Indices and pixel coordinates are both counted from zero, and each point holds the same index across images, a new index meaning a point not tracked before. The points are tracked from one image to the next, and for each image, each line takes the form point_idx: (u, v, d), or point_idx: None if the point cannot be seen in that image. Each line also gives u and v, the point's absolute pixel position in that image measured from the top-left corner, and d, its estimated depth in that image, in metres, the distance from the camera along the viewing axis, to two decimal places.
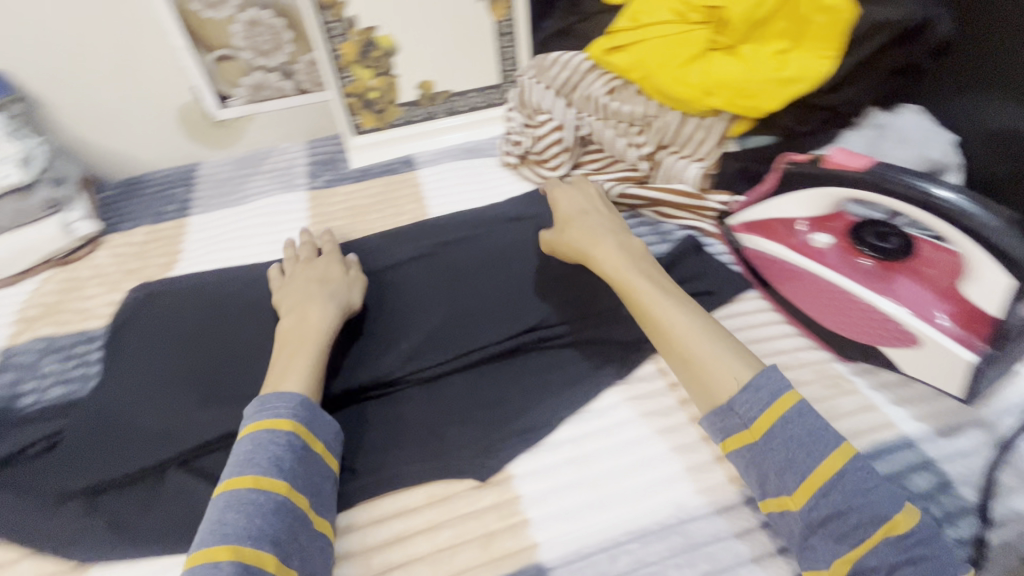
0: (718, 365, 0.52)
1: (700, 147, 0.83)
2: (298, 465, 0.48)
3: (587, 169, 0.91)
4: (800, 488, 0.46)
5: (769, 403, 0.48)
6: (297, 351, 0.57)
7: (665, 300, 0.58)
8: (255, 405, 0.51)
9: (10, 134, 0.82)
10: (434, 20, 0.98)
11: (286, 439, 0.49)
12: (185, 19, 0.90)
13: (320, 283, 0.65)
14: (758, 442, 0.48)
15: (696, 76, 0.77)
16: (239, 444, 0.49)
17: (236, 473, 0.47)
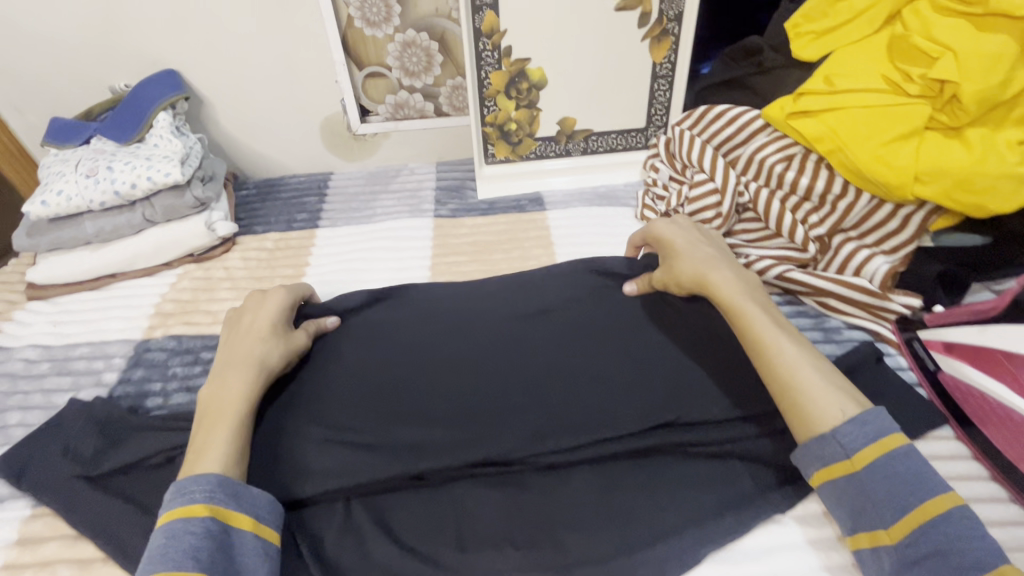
0: (826, 399, 0.50)
1: (889, 239, 0.71)
2: (214, 554, 0.44)
3: (738, 240, 0.81)
4: (898, 523, 0.44)
5: (873, 438, 0.47)
6: (215, 428, 0.51)
7: (776, 330, 0.54)
8: (174, 490, 0.47)
9: (174, 132, 0.85)
10: (590, 57, 0.92)
11: (202, 526, 0.45)
12: (348, 35, 0.91)
13: (253, 343, 0.58)
14: (859, 473, 0.47)
15: (905, 158, 0.65)
16: (154, 533, 0.46)
17: (151, 568, 0.43)
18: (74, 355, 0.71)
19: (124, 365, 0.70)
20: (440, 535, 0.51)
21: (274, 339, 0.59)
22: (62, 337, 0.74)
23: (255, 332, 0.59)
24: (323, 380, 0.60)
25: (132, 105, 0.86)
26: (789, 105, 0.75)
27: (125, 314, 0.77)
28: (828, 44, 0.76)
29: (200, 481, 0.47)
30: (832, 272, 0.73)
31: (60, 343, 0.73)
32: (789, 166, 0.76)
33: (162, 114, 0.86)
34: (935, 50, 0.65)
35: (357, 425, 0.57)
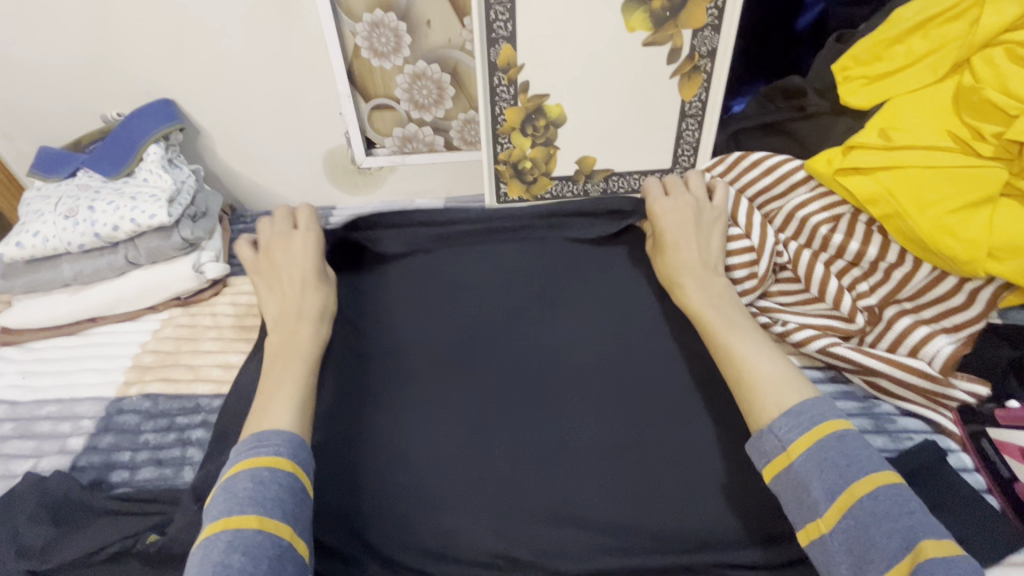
0: (774, 392, 0.54)
1: (951, 315, 0.62)
2: (297, 507, 0.47)
3: (774, 304, 0.71)
4: (832, 507, 0.46)
5: (809, 426, 0.49)
6: (284, 368, 0.59)
7: (733, 330, 0.61)
8: (252, 441, 0.51)
9: (164, 167, 0.80)
10: (613, 93, 0.85)
11: (286, 480, 0.48)
12: (355, 66, 0.85)
13: (303, 291, 0.66)
14: (796, 465, 0.48)
15: (978, 228, 0.57)
16: (232, 479, 0.48)
17: (235, 510, 0.45)
18: (40, 416, 0.65)
19: (93, 429, 0.64)
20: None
21: (321, 288, 0.67)
22: (30, 392, 0.68)
23: (304, 279, 0.67)
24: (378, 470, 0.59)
25: (122, 136, 0.81)
26: (837, 158, 0.66)
27: (101, 367, 0.71)
28: (882, 91, 0.68)
29: (280, 437, 0.51)
30: (883, 348, 0.65)
31: (27, 399, 0.67)
32: (836, 227, 0.67)
33: (153, 147, 0.80)
34: (1014, 107, 0.57)
35: (411, 530, 0.56)
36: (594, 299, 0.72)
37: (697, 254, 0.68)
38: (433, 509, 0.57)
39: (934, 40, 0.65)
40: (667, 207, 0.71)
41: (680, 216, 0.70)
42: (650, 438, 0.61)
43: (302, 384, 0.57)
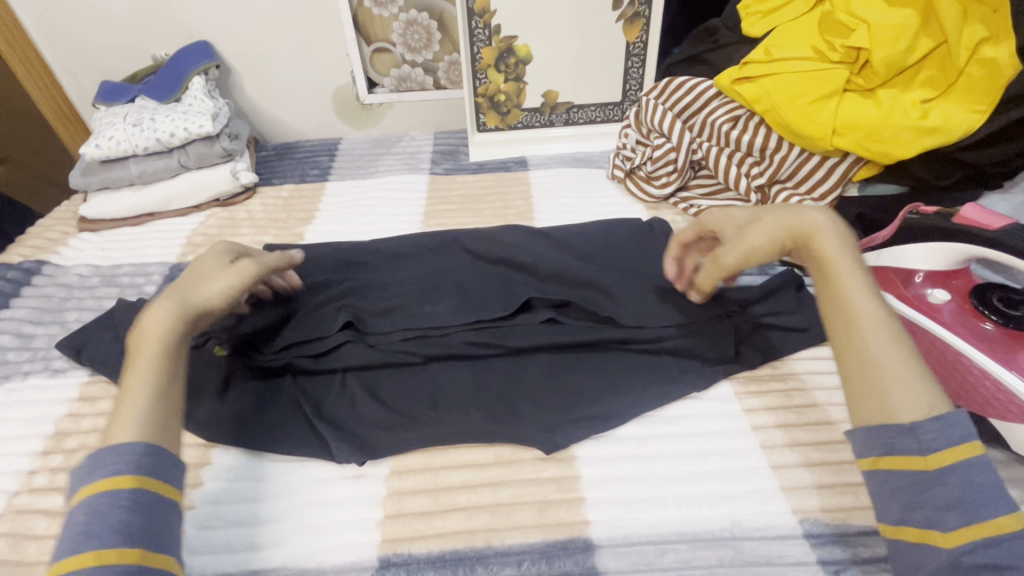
0: (911, 387, 0.44)
1: (818, 187, 0.82)
2: (145, 529, 0.42)
3: (693, 195, 0.93)
4: (956, 531, 0.39)
5: (956, 438, 0.41)
6: (138, 369, 0.48)
7: (871, 300, 0.48)
8: (86, 463, 0.44)
9: (207, 94, 0.99)
10: (571, 35, 1.04)
11: (128, 500, 0.42)
12: (359, 14, 1.04)
13: (200, 276, 0.56)
14: (932, 474, 0.41)
15: (826, 113, 0.77)
16: (72, 509, 0.42)
17: (73, 548, 0.40)
18: (120, 273, 0.84)
19: (162, 280, 0.83)
20: (420, 399, 0.62)
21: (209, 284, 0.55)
22: (109, 259, 0.87)
23: (196, 269, 0.56)
24: (378, 285, 0.72)
25: (172, 69, 1.00)
26: (735, 72, 0.86)
27: (162, 244, 0.90)
28: (772, 22, 0.87)
29: (121, 450, 0.44)
30: None
31: (107, 263, 0.86)
32: (734, 125, 0.87)
33: (197, 78, 0.99)
34: (853, 22, 0.76)
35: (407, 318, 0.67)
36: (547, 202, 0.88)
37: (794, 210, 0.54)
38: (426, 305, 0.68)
39: None
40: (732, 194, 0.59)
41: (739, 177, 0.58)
42: (590, 253, 0.74)
43: (160, 383, 0.48)
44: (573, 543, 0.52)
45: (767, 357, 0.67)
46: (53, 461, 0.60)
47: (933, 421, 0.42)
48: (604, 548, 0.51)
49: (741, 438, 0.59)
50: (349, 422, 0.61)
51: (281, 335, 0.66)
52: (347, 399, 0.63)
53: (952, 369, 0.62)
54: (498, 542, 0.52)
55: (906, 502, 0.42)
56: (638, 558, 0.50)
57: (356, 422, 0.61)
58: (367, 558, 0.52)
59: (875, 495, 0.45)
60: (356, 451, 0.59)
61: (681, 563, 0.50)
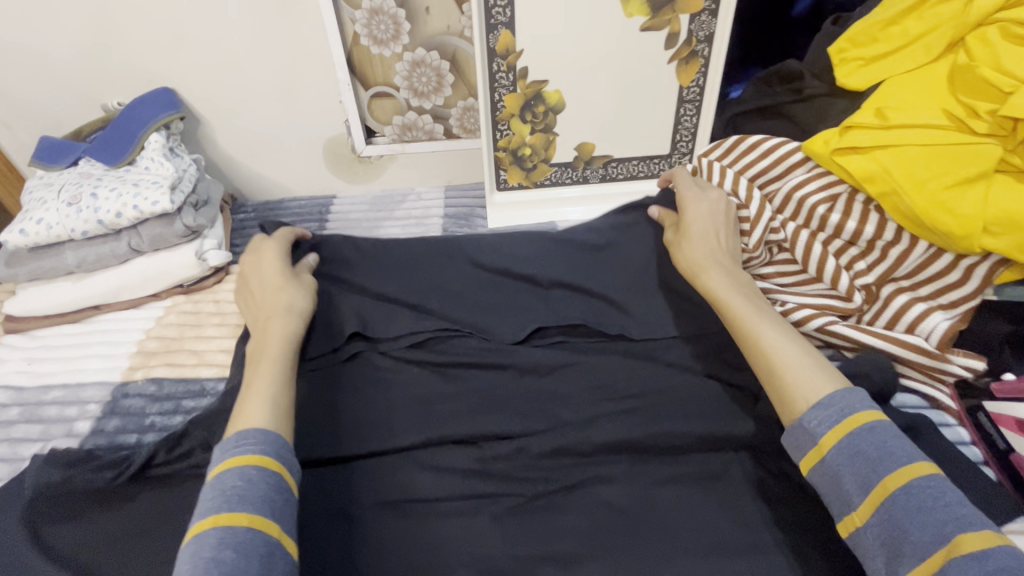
0: (811, 375, 0.50)
1: (949, 293, 0.63)
2: (285, 507, 0.44)
3: (772, 284, 0.73)
4: (864, 502, 0.43)
5: (840, 417, 0.46)
6: (262, 366, 0.55)
7: (763, 320, 0.57)
8: (235, 441, 0.47)
9: (166, 155, 0.80)
10: (612, 79, 0.86)
11: (274, 479, 0.45)
12: (354, 53, 0.85)
13: (281, 293, 0.63)
14: (824, 459, 0.46)
15: (973, 204, 0.58)
16: (220, 475, 0.44)
17: (224, 507, 0.42)
18: (47, 400, 0.66)
19: (99, 413, 0.64)
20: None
21: (291, 285, 0.64)
22: (35, 377, 0.69)
23: (278, 288, 0.64)
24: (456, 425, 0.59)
25: (124, 125, 0.81)
26: (834, 139, 0.67)
27: (106, 352, 0.72)
28: (881, 72, 0.69)
29: (267, 434, 0.48)
30: (880, 326, 0.66)
31: (33, 385, 0.68)
32: (833, 207, 0.68)
33: (154, 136, 0.81)
34: (1007, 83, 0.57)
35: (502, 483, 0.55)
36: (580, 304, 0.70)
37: (717, 241, 0.66)
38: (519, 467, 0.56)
39: (930, 20, 0.65)
40: (697, 194, 0.70)
41: (704, 206, 0.68)
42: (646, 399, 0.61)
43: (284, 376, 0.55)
44: None
45: None
46: None
47: (816, 409, 0.47)
48: None
49: None
50: None
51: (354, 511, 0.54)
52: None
53: None
54: None
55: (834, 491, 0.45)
56: None
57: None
58: None
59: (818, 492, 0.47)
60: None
61: None
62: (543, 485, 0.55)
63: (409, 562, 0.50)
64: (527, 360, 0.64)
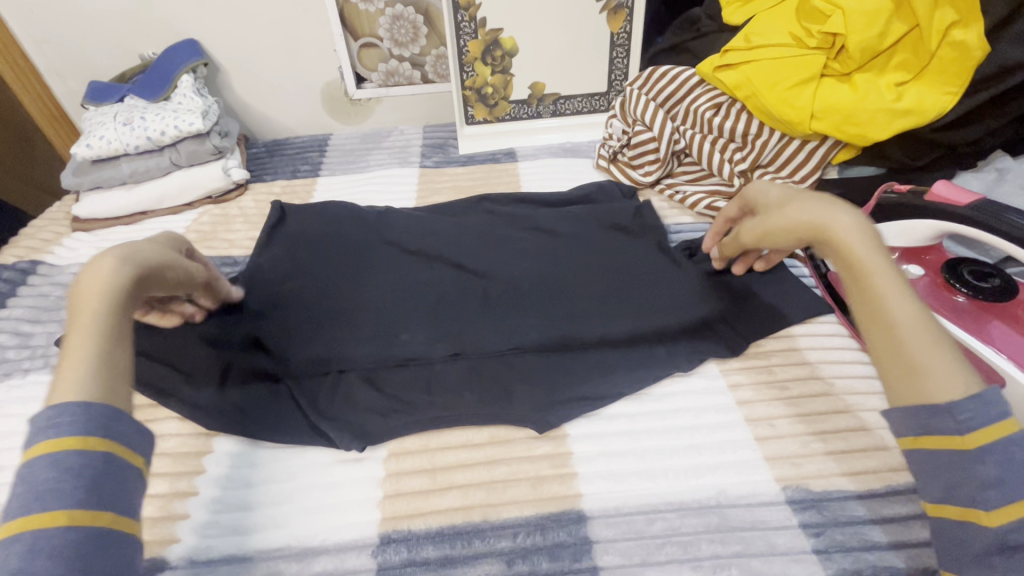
0: (956, 373, 0.44)
1: (798, 171, 0.84)
2: (117, 487, 0.38)
3: (677, 180, 0.95)
4: (1001, 509, 0.40)
5: (991, 414, 0.41)
6: (73, 332, 0.42)
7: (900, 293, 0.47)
8: (50, 415, 0.38)
9: (196, 92, 1.00)
10: (556, 28, 1.06)
11: (90, 460, 0.37)
12: (345, 9, 1.04)
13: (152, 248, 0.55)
14: (970, 453, 0.41)
15: (804, 99, 0.79)
16: (28, 464, 0.37)
17: (32, 508, 0.35)
18: None
19: None
20: (416, 386, 0.64)
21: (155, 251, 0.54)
22: None
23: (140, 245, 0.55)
24: (453, 262, 0.78)
25: (160, 68, 1.01)
26: (716, 60, 0.88)
27: None
28: (753, 9, 0.89)
29: (93, 408, 0.39)
30: None
31: None
32: (717, 112, 0.89)
33: (185, 76, 1.00)
34: (828, 9, 0.78)
35: (492, 294, 0.73)
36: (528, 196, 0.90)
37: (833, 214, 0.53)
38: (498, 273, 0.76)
39: None
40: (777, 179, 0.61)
41: (788, 182, 0.60)
42: None
43: (106, 341, 0.42)
44: (565, 515, 0.53)
45: (750, 336, 0.69)
46: None
47: (971, 399, 0.42)
48: (596, 519, 0.53)
49: (727, 414, 0.61)
50: (346, 411, 0.63)
51: (370, 309, 0.72)
52: (342, 391, 0.64)
53: None
54: (494, 516, 0.54)
55: (952, 481, 0.43)
56: (630, 527, 0.52)
57: (354, 411, 0.62)
58: (368, 536, 0.54)
59: (921, 474, 0.45)
60: (356, 438, 0.60)
61: (669, 530, 0.52)
62: (470, 297, 0.73)
63: (373, 340, 0.68)
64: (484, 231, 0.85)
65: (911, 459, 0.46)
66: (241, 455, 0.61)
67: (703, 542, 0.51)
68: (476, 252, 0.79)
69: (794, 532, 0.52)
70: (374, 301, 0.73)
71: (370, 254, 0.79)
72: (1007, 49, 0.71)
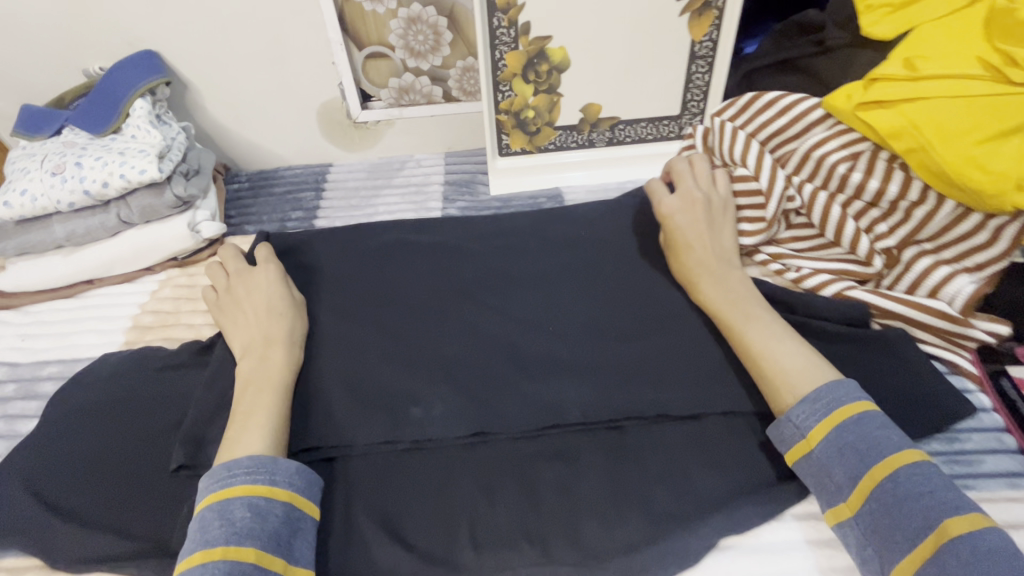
0: (810, 382, 0.51)
1: (974, 255, 0.60)
2: (290, 535, 0.46)
3: (787, 249, 0.70)
4: (852, 491, 0.45)
5: (829, 411, 0.48)
6: (262, 396, 0.54)
7: (752, 324, 0.57)
8: (245, 465, 0.47)
9: (152, 123, 0.76)
10: (621, 36, 0.81)
11: (265, 505, 0.46)
12: (345, 10, 0.80)
13: (270, 316, 0.61)
14: (814, 450, 0.48)
15: (1005, 161, 0.54)
16: (227, 502, 0.45)
17: (232, 541, 0.43)
18: (43, 377, 0.65)
19: None
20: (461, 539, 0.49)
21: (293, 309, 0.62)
22: (31, 354, 0.67)
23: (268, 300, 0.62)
24: (555, 398, 0.56)
25: (105, 90, 0.78)
26: (858, 94, 0.63)
27: (101, 327, 0.70)
28: (909, 21, 0.64)
29: (278, 461, 0.49)
30: (899, 290, 0.63)
31: (29, 360, 0.67)
32: (854, 166, 0.65)
33: (140, 102, 0.77)
34: None
35: (581, 447, 0.54)
36: (586, 275, 0.68)
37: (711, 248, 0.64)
38: (569, 397, 0.56)
39: None
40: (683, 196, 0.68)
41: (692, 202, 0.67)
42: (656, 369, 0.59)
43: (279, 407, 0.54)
44: None
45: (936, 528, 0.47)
46: None
47: (803, 406, 0.49)
48: None
49: None
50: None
51: (427, 442, 0.55)
52: (363, 555, 0.49)
53: None
54: None
55: (820, 482, 0.48)
56: None
57: None
58: None
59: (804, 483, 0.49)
60: None
61: None
62: (515, 377, 0.58)
63: (375, 415, 0.56)
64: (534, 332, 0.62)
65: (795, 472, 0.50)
66: None
67: None
68: (556, 376, 0.58)
69: None
70: (377, 363, 0.61)
71: (375, 295, 0.67)
72: None
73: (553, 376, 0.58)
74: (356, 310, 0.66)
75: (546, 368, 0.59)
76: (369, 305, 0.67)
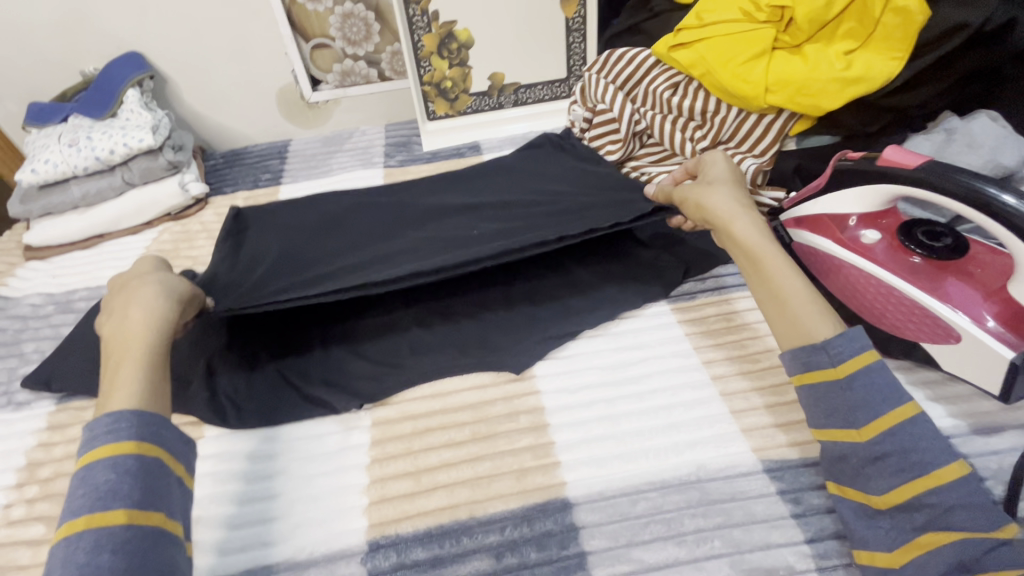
0: (820, 315, 0.54)
1: (757, 145, 0.85)
2: (161, 489, 0.47)
3: (643, 162, 0.95)
4: (870, 423, 0.48)
5: (858, 348, 0.50)
6: (123, 361, 0.53)
7: (780, 262, 0.58)
8: (106, 424, 0.47)
9: (144, 106, 0.96)
10: (511, 17, 1.05)
11: (125, 463, 0.46)
12: (291, 11, 1.02)
13: (140, 277, 0.62)
14: (840, 380, 0.50)
15: (758, 73, 0.80)
16: (91, 468, 0.45)
17: (98, 506, 0.44)
18: (75, 298, 0.83)
19: None
20: (399, 350, 0.69)
21: (161, 277, 0.62)
22: (61, 286, 0.85)
23: (144, 275, 0.63)
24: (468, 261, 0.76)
25: (102, 84, 0.97)
26: (670, 40, 0.88)
27: (115, 264, 0.89)
28: None
29: (142, 414, 0.49)
30: None
31: (61, 290, 0.84)
32: (675, 92, 0.90)
33: (131, 90, 0.96)
34: None
35: (486, 290, 0.75)
36: (492, 188, 0.89)
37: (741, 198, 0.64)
38: (472, 253, 0.73)
39: None
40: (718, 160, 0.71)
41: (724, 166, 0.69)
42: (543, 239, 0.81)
43: (148, 370, 0.53)
44: (549, 505, 0.54)
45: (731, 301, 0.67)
46: (29, 491, 0.59)
47: (840, 337, 0.51)
48: (580, 505, 0.54)
49: (695, 374, 0.65)
50: (340, 378, 0.66)
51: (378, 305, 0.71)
52: (335, 367, 0.68)
53: (886, 306, 0.65)
54: (480, 512, 0.54)
55: (830, 407, 0.51)
56: (613, 509, 0.53)
57: (345, 378, 0.66)
58: (355, 544, 0.53)
59: (806, 403, 0.53)
60: (353, 398, 0.64)
61: (652, 509, 0.53)
62: (434, 254, 0.73)
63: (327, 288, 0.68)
64: (449, 223, 0.80)
65: (800, 390, 0.54)
66: (220, 474, 0.60)
67: (686, 518, 0.52)
68: (469, 243, 0.74)
69: (773, 501, 0.53)
70: (332, 259, 0.75)
71: (342, 221, 0.83)
72: (948, 11, 0.71)
73: (467, 249, 0.75)
74: (325, 233, 0.82)
75: (460, 240, 0.75)
76: (324, 214, 0.86)
